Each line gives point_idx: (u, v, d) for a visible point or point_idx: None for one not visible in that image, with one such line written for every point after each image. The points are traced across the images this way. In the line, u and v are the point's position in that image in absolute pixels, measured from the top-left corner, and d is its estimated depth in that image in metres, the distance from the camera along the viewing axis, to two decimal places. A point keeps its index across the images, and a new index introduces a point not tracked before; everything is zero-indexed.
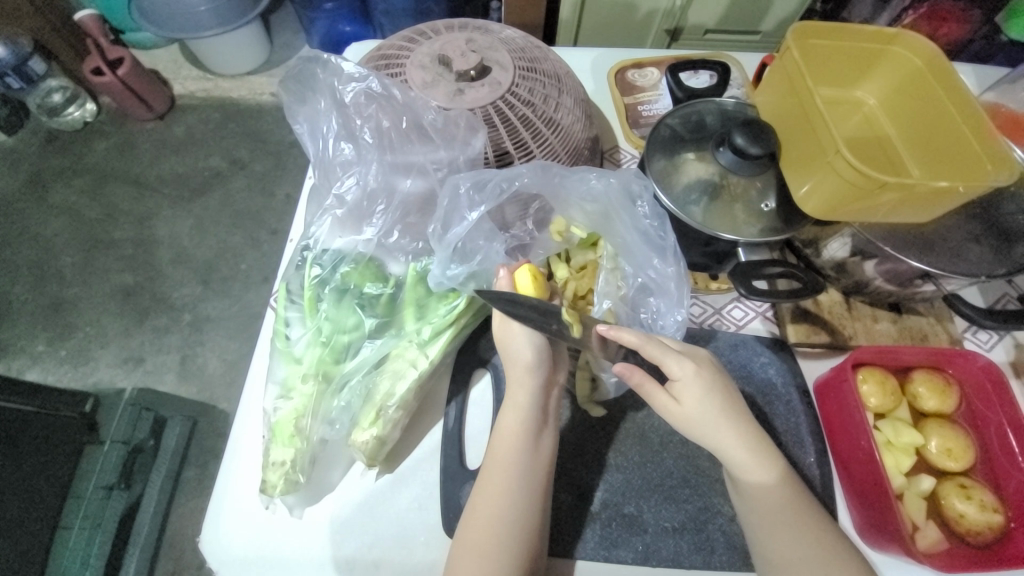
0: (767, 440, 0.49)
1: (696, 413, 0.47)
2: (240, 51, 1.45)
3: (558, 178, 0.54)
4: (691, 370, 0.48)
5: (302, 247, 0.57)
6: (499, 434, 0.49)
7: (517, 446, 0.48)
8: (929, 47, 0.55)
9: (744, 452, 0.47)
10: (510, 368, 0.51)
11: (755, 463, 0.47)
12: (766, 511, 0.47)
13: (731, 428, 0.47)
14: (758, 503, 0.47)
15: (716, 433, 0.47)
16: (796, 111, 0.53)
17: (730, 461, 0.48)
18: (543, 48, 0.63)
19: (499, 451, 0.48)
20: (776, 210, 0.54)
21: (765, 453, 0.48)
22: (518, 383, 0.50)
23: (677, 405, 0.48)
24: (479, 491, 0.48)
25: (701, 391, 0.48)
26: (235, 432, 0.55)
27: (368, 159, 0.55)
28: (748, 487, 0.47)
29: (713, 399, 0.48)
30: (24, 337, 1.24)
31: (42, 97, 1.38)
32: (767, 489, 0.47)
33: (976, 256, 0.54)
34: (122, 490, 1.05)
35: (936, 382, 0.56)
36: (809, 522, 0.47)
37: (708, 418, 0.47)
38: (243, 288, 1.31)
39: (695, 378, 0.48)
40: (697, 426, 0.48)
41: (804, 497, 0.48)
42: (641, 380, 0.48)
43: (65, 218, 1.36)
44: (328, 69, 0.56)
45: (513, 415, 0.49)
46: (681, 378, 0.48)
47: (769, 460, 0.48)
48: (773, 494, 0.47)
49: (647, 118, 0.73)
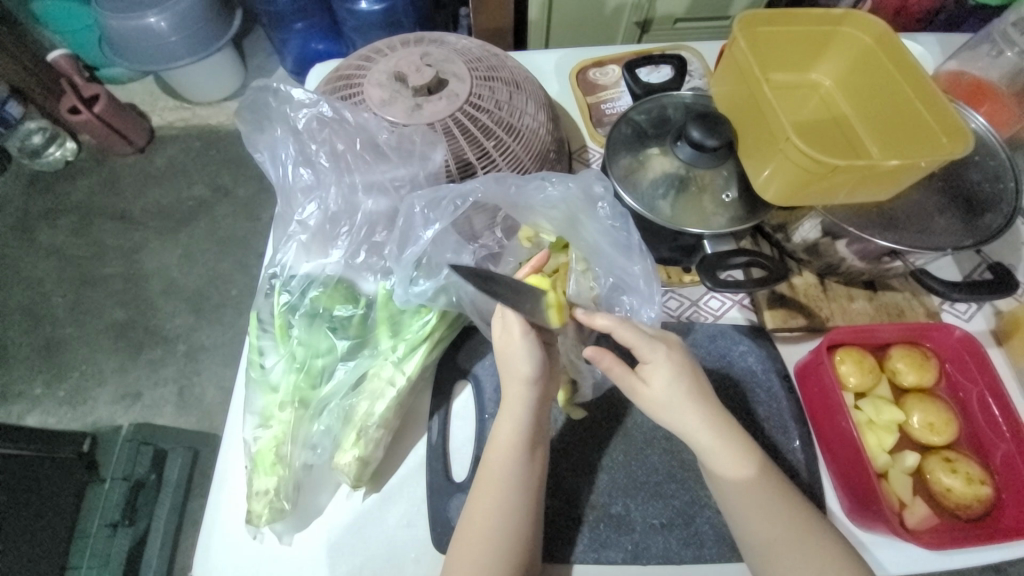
0: (746, 434, 0.49)
1: (664, 396, 0.48)
2: (215, 78, 1.45)
3: (514, 188, 0.53)
4: (663, 353, 0.48)
5: (271, 275, 0.57)
6: (492, 448, 0.49)
7: (510, 458, 0.48)
8: (877, 25, 0.55)
9: (721, 439, 0.47)
10: (507, 383, 0.50)
11: (731, 450, 0.47)
12: (743, 497, 0.47)
13: (703, 410, 0.47)
14: (743, 495, 0.47)
15: (682, 416, 0.48)
16: (748, 100, 0.53)
17: (707, 451, 0.48)
18: (500, 56, 0.63)
19: (494, 464, 0.48)
20: (738, 199, 0.54)
21: (744, 447, 0.48)
22: (514, 395, 0.50)
23: (648, 386, 0.48)
24: (478, 498, 0.48)
25: (671, 373, 0.48)
26: (220, 464, 0.55)
27: (327, 182, 0.56)
28: (733, 477, 0.47)
29: (683, 381, 0.48)
30: (21, 381, 1.24)
31: (22, 140, 1.40)
32: (739, 473, 0.47)
33: (943, 230, 0.54)
34: (127, 526, 1.04)
35: (915, 356, 0.56)
36: (789, 510, 0.47)
37: (678, 397, 0.48)
38: (235, 314, 1.31)
39: (666, 360, 0.48)
40: (669, 412, 0.48)
41: (781, 480, 0.48)
42: (610, 364, 0.48)
43: (53, 258, 1.36)
44: (279, 98, 0.57)
45: (508, 427, 0.49)
46: (652, 360, 0.48)
47: (748, 454, 0.48)
48: (754, 485, 0.47)
49: (611, 116, 0.73)
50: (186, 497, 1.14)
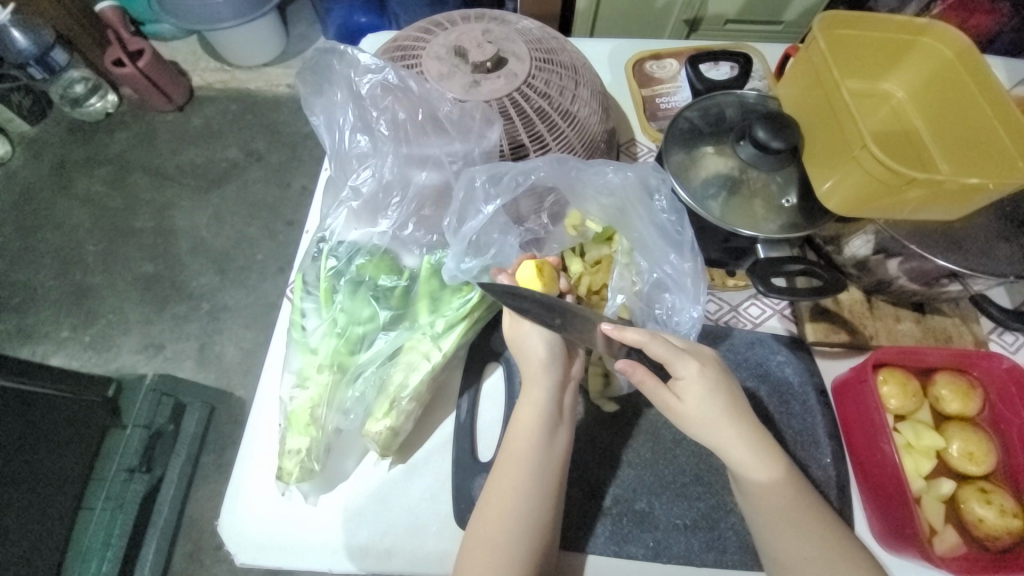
0: (773, 441, 0.48)
1: (696, 412, 0.47)
2: (257, 43, 1.46)
3: (575, 171, 0.54)
4: (695, 369, 0.47)
5: (319, 239, 0.58)
6: (513, 428, 0.50)
7: (531, 439, 0.48)
8: (960, 37, 0.53)
9: (746, 453, 0.47)
10: (525, 366, 0.52)
11: (767, 465, 0.47)
12: (770, 511, 0.47)
13: (734, 426, 0.47)
14: (766, 506, 0.47)
15: (714, 433, 0.47)
16: (822, 104, 0.52)
17: (741, 465, 0.47)
18: (560, 39, 0.62)
19: (517, 445, 0.48)
20: (797, 206, 0.53)
21: (771, 458, 0.47)
22: (532, 379, 0.51)
23: (678, 401, 0.48)
24: (496, 475, 0.48)
25: (704, 390, 0.47)
26: (253, 420, 0.56)
27: (383, 151, 0.56)
28: (758, 490, 0.47)
29: (717, 397, 0.47)
30: (49, 324, 1.28)
31: (64, 88, 1.40)
32: (771, 489, 0.47)
33: (1007, 256, 0.52)
34: (143, 473, 1.07)
35: (960, 384, 0.55)
36: (819, 525, 0.46)
37: (709, 415, 0.47)
38: (259, 278, 1.33)
39: (699, 377, 0.47)
40: (701, 425, 0.47)
41: (806, 494, 0.47)
42: (643, 377, 0.48)
43: (89, 207, 1.39)
44: (344, 61, 0.57)
45: (530, 409, 0.49)
46: (686, 376, 0.47)
47: (776, 461, 0.47)
48: (780, 494, 0.47)
49: (665, 111, 0.71)
50: (200, 450, 1.18)
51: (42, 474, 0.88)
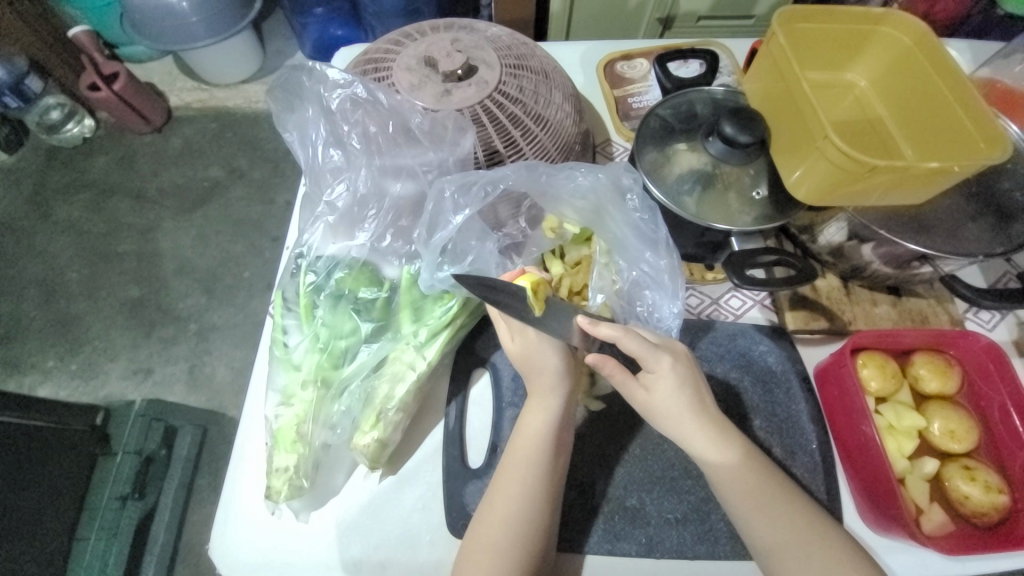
0: (740, 433, 0.49)
1: (663, 405, 0.48)
2: (233, 60, 1.45)
3: (545, 177, 0.54)
4: (666, 363, 0.48)
5: (296, 255, 0.58)
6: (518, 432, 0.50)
7: (538, 448, 0.48)
8: (917, 25, 0.54)
9: (705, 442, 0.48)
10: (537, 377, 0.51)
11: (724, 451, 0.48)
12: (736, 496, 0.47)
13: (699, 420, 0.48)
14: (728, 490, 0.47)
15: (678, 424, 0.48)
16: (784, 97, 0.53)
17: (708, 464, 0.48)
18: (530, 45, 0.63)
19: (520, 449, 0.49)
20: (768, 197, 0.54)
21: (737, 450, 0.48)
22: (540, 390, 0.51)
23: (647, 394, 0.48)
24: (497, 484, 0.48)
25: (674, 384, 0.48)
26: (240, 440, 0.56)
27: (357, 164, 0.56)
28: (724, 484, 0.47)
29: (684, 393, 0.48)
30: (33, 354, 1.26)
31: (40, 115, 1.39)
32: (731, 473, 0.47)
33: (974, 236, 0.54)
34: (136, 499, 1.06)
35: (937, 363, 0.56)
36: (785, 506, 0.47)
37: (674, 407, 0.48)
38: (247, 296, 1.32)
39: (670, 372, 0.48)
40: (664, 420, 0.48)
41: (766, 474, 0.48)
42: (613, 370, 0.48)
43: (69, 234, 1.37)
44: (313, 77, 0.57)
45: (538, 418, 0.49)
46: (656, 371, 0.48)
47: (734, 441, 0.48)
48: (740, 477, 0.47)
49: (637, 110, 0.72)
50: (193, 474, 1.15)
51: (32, 506, 0.87)
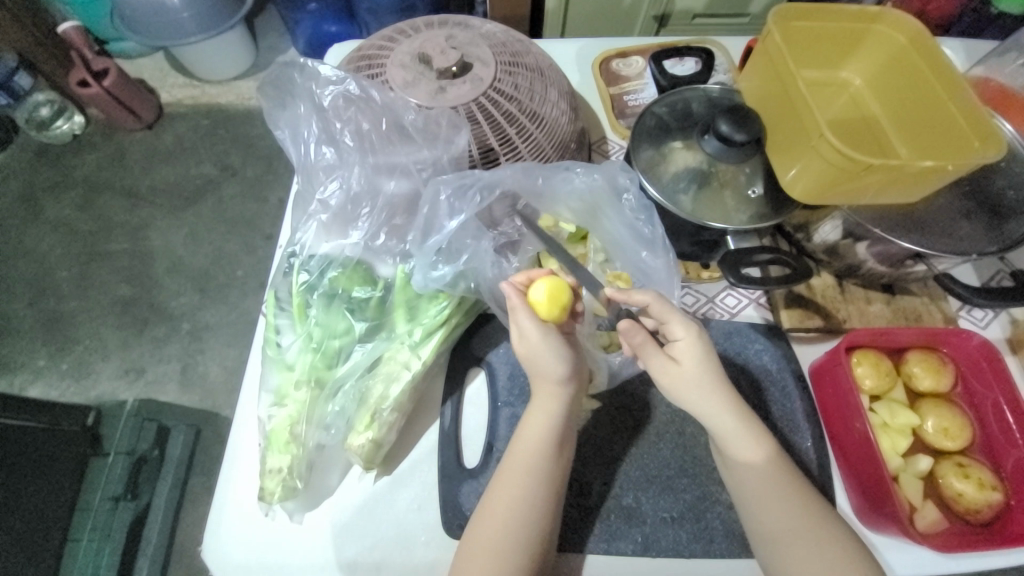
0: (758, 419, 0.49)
1: (693, 374, 0.48)
2: (225, 56, 1.44)
3: (541, 177, 0.54)
4: (694, 331, 0.48)
5: (289, 254, 0.57)
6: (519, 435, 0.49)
7: (534, 449, 0.48)
8: (912, 24, 0.54)
9: (733, 419, 0.48)
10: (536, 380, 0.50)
11: (749, 432, 0.48)
12: (756, 481, 0.47)
13: (725, 394, 0.48)
14: (751, 474, 0.48)
15: (706, 399, 0.48)
16: (780, 96, 0.53)
17: (735, 443, 0.48)
18: (525, 42, 0.62)
19: (522, 455, 0.48)
20: (763, 196, 0.54)
21: (757, 432, 0.48)
22: (545, 394, 0.49)
23: (677, 365, 0.48)
24: (497, 489, 0.48)
25: (702, 353, 0.48)
26: (233, 441, 0.55)
27: (350, 162, 0.56)
28: (744, 464, 0.48)
29: (711, 363, 0.48)
30: (23, 354, 1.24)
31: (30, 112, 1.38)
32: (757, 459, 0.48)
33: (968, 234, 0.54)
34: (129, 500, 1.05)
35: (932, 362, 0.56)
36: (797, 499, 0.47)
37: (704, 379, 0.48)
38: (240, 295, 1.31)
39: (699, 340, 0.48)
40: (692, 394, 0.48)
41: (785, 468, 0.48)
42: (642, 340, 0.48)
43: (59, 232, 1.35)
44: (306, 74, 0.56)
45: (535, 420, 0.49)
46: (684, 339, 0.49)
47: (761, 434, 0.48)
48: (763, 470, 0.48)
49: (633, 108, 0.72)
50: (187, 474, 1.14)
51: (25, 507, 0.86)
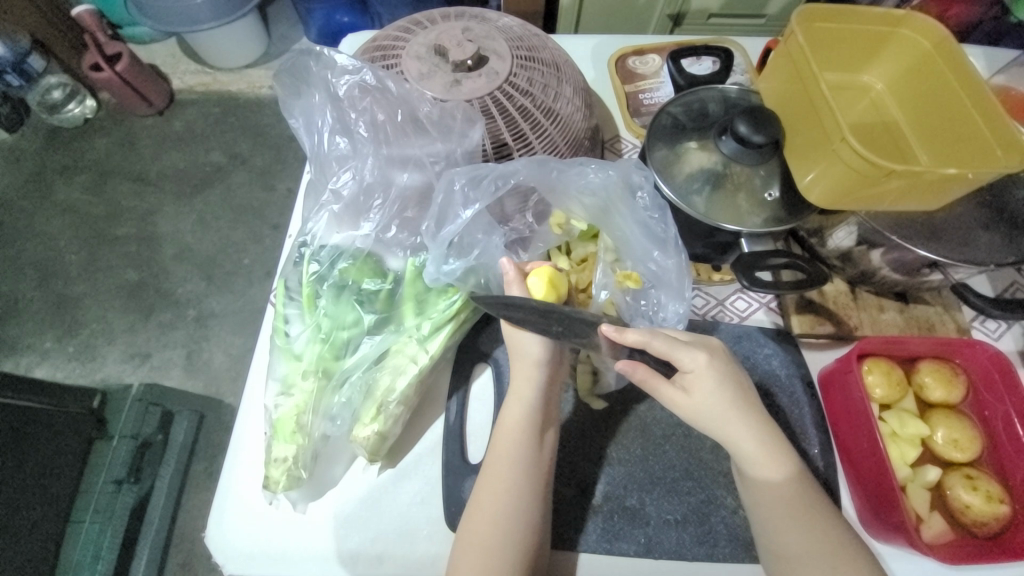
0: (780, 436, 0.48)
1: (706, 405, 0.46)
2: (237, 44, 1.43)
3: (556, 172, 0.53)
4: (703, 360, 0.47)
5: (300, 243, 0.57)
6: (501, 427, 0.50)
7: (517, 440, 0.48)
8: (937, 29, 0.53)
9: (753, 445, 0.47)
10: (517, 366, 0.51)
11: (772, 458, 0.47)
12: (768, 503, 0.47)
13: (744, 418, 0.46)
14: (768, 498, 0.47)
15: (722, 425, 0.46)
16: (802, 98, 0.52)
17: (749, 458, 0.47)
18: (542, 36, 0.61)
19: (505, 444, 0.48)
20: (779, 199, 0.53)
21: (779, 451, 0.47)
22: (523, 379, 0.50)
23: (687, 396, 0.47)
24: (484, 481, 0.48)
25: (714, 383, 0.46)
26: (238, 429, 0.56)
27: (364, 153, 0.55)
28: (763, 483, 0.47)
29: (726, 391, 0.46)
30: (30, 335, 1.25)
31: (42, 95, 1.38)
32: (775, 485, 0.47)
33: (986, 244, 0.53)
34: (132, 483, 1.05)
35: (943, 372, 0.55)
36: (820, 519, 0.46)
37: (719, 404, 0.46)
38: (246, 283, 1.31)
39: (708, 369, 0.47)
40: (708, 421, 0.47)
41: (809, 489, 0.47)
42: (645, 375, 0.46)
43: (68, 215, 1.36)
44: (320, 62, 0.56)
45: (518, 411, 0.49)
46: (693, 369, 0.47)
47: (784, 457, 0.47)
48: (780, 489, 0.47)
49: (648, 106, 0.71)
50: (189, 459, 1.15)
51: (30, 487, 0.87)
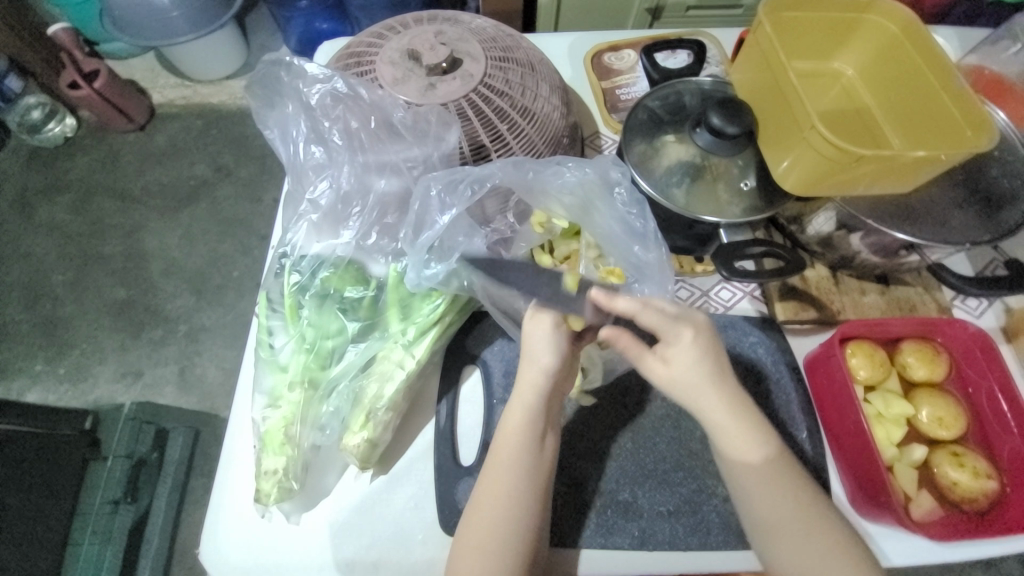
0: (761, 419, 0.48)
1: (683, 376, 0.46)
2: (216, 55, 1.42)
3: (533, 173, 0.54)
4: (688, 335, 0.47)
5: (280, 255, 0.57)
6: (502, 433, 0.49)
7: (517, 448, 0.47)
8: (903, 13, 0.54)
9: (734, 433, 0.47)
10: (525, 369, 0.49)
11: (752, 445, 0.47)
12: (752, 486, 0.47)
13: (719, 391, 0.46)
14: (750, 482, 0.47)
15: (701, 400, 0.46)
16: (773, 88, 0.52)
17: (725, 442, 0.47)
18: (515, 36, 0.61)
19: (506, 453, 0.47)
20: (756, 188, 0.53)
21: (756, 434, 0.47)
22: (529, 383, 0.48)
23: (666, 365, 0.47)
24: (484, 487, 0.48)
25: (694, 355, 0.46)
26: (228, 444, 0.55)
27: (339, 161, 0.55)
28: (740, 463, 0.47)
29: (706, 363, 0.46)
30: (20, 358, 1.24)
31: (21, 115, 1.37)
32: (754, 467, 0.47)
33: (961, 223, 0.54)
34: (128, 504, 1.05)
35: (926, 351, 0.56)
36: (797, 495, 0.47)
37: (696, 388, 0.46)
38: (237, 296, 1.30)
39: (692, 344, 0.47)
40: (684, 393, 0.47)
41: (791, 470, 0.48)
42: (627, 343, 0.47)
43: (53, 235, 1.35)
44: (292, 73, 0.56)
45: (519, 416, 0.48)
46: (676, 343, 0.47)
47: (762, 440, 0.47)
48: (763, 472, 0.47)
49: (625, 101, 0.72)
50: (187, 475, 1.15)
51: (27, 512, 0.86)
